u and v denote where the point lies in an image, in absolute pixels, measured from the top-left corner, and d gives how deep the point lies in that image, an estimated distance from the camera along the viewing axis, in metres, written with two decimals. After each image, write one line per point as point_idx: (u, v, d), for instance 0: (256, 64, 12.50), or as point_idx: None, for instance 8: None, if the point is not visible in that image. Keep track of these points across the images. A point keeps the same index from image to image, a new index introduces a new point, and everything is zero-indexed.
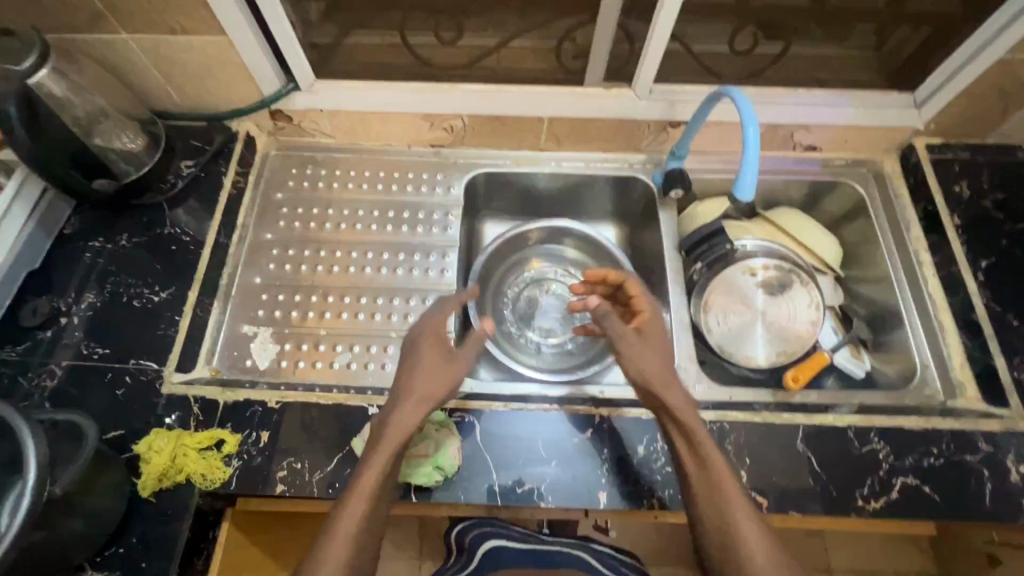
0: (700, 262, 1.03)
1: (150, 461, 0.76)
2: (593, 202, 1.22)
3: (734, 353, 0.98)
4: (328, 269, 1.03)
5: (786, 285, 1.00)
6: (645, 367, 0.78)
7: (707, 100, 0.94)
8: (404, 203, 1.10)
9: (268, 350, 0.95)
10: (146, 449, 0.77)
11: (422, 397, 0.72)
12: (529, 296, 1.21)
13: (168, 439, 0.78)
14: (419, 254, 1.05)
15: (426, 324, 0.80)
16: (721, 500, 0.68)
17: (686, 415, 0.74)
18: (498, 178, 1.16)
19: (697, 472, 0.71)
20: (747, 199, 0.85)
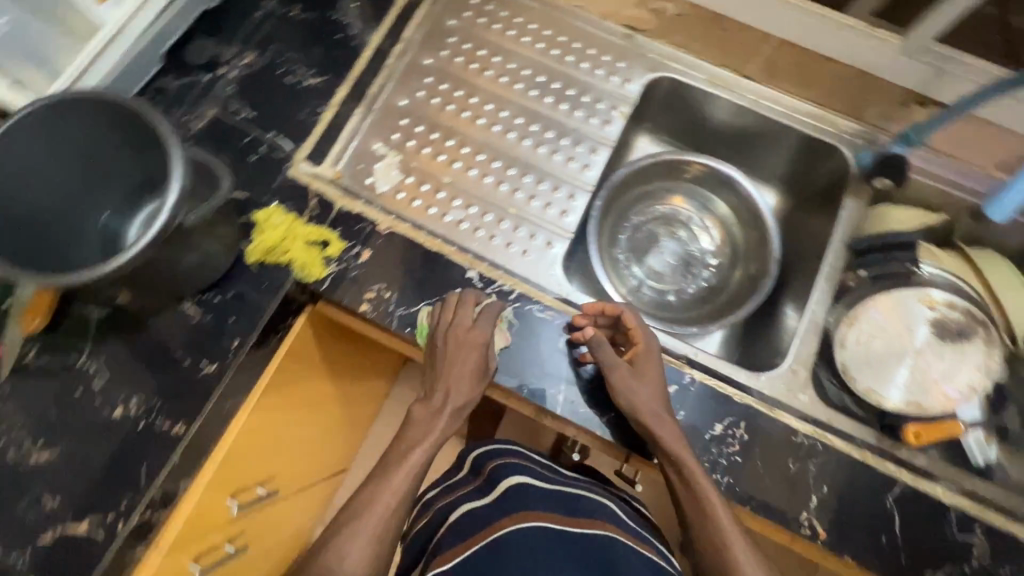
0: (864, 271, 0.90)
1: (265, 233, 0.79)
2: (770, 158, 1.05)
3: (855, 380, 0.84)
4: (472, 118, 0.96)
5: (965, 336, 0.84)
6: (638, 400, 0.73)
7: (1012, 78, 0.73)
8: (573, 79, 0.98)
9: (390, 177, 0.91)
10: (263, 220, 0.80)
11: (457, 405, 0.75)
12: (652, 231, 1.12)
13: (284, 219, 0.81)
14: (568, 139, 0.96)
15: (456, 325, 0.75)
16: (709, 527, 0.66)
17: (676, 445, 0.71)
18: (684, 91, 1.01)
19: (683, 493, 0.70)
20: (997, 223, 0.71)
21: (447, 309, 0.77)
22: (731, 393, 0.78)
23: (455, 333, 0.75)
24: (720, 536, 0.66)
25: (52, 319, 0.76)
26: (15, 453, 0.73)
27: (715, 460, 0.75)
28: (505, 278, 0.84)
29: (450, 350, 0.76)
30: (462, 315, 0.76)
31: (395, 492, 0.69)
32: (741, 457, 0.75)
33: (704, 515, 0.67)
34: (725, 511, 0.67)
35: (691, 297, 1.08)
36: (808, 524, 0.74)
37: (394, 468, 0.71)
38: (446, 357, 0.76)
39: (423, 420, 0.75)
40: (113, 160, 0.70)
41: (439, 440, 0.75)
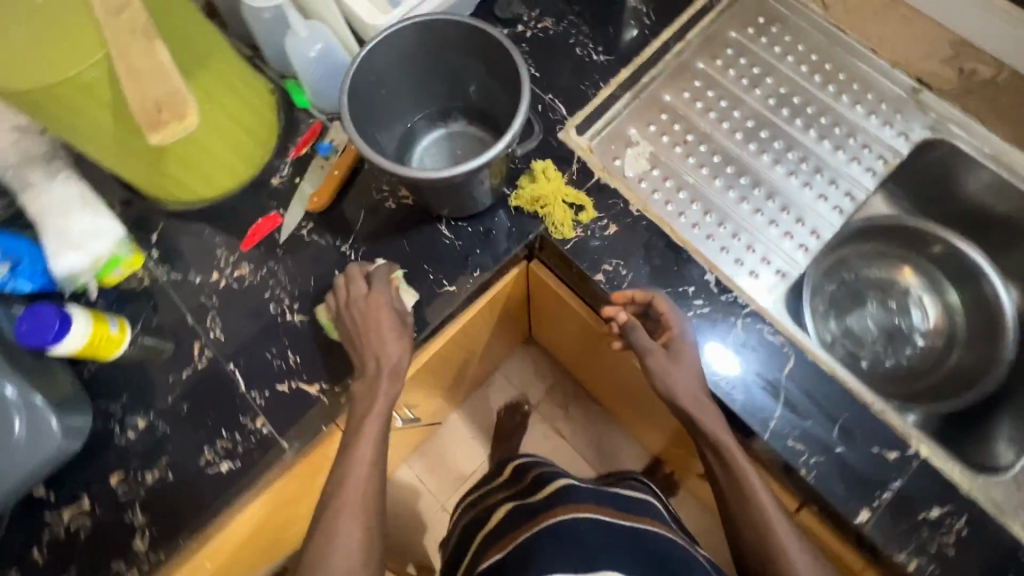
0: None
1: (537, 183, 0.84)
2: (1022, 255, 0.98)
3: None
4: (730, 130, 0.97)
5: None
6: (678, 386, 0.73)
7: None
8: (843, 119, 0.97)
9: (639, 164, 0.93)
10: (540, 171, 0.85)
11: (391, 365, 0.73)
12: (862, 291, 1.05)
13: (556, 177, 0.85)
14: (823, 176, 0.96)
15: (353, 295, 0.75)
16: (754, 515, 0.69)
17: (719, 432, 0.72)
18: (958, 159, 0.95)
19: (727, 481, 0.71)
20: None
21: (354, 279, 0.77)
22: (956, 479, 0.73)
23: (363, 306, 0.75)
24: (768, 527, 0.68)
25: (330, 203, 0.86)
26: (276, 307, 0.83)
27: (926, 544, 0.70)
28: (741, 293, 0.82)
29: (363, 325, 0.74)
30: (362, 274, 0.77)
31: (370, 453, 0.71)
32: (954, 551, 0.70)
33: (747, 507, 0.69)
34: (767, 498, 0.70)
35: (884, 372, 1.00)
36: None
37: (357, 442, 0.71)
38: (368, 329, 0.74)
39: (365, 389, 0.73)
40: (454, 71, 0.81)
41: (389, 399, 0.73)
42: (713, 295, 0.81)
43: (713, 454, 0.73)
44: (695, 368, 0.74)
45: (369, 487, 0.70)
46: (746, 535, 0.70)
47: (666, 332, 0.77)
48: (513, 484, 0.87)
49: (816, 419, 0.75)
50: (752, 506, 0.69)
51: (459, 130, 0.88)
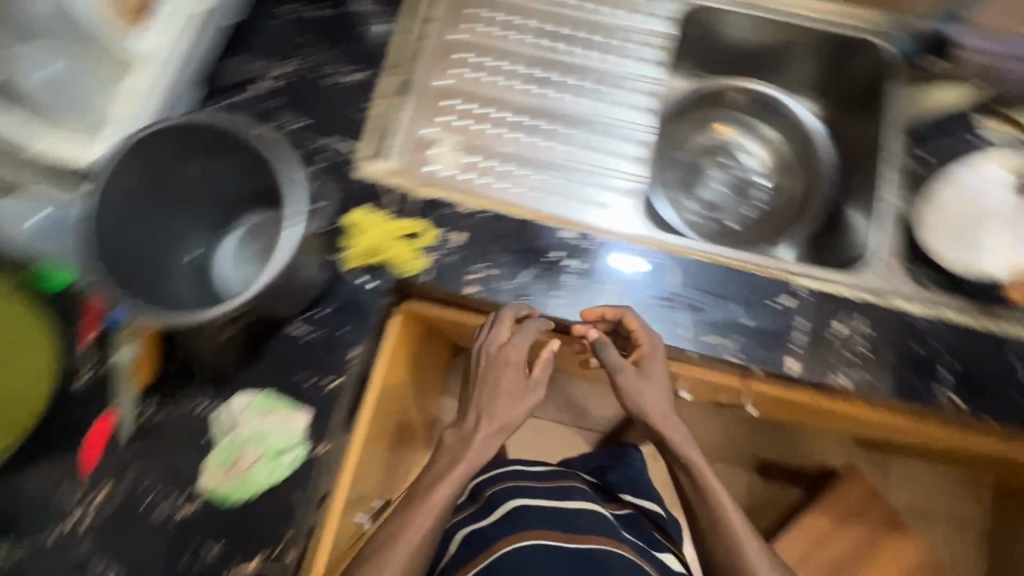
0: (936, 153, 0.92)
1: (361, 235, 0.78)
2: (798, 72, 1.09)
3: (945, 257, 0.83)
4: (514, 85, 0.95)
5: None
6: (646, 405, 0.73)
7: None
8: (605, 27, 1.01)
9: (451, 159, 0.89)
10: (356, 221, 0.78)
11: (495, 424, 0.71)
12: (699, 163, 1.11)
13: (375, 219, 0.79)
14: (616, 86, 0.99)
15: (488, 342, 0.74)
16: (720, 526, 0.72)
17: (689, 451, 0.73)
18: (707, 18, 1.04)
19: (695, 500, 0.73)
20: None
21: (504, 331, 0.74)
22: (839, 291, 0.80)
23: (504, 357, 0.73)
24: (731, 536, 0.71)
25: (157, 373, 0.74)
26: (163, 511, 0.71)
27: (848, 360, 0.77)
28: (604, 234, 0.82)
29: (497, 373, 0.73)
30: (526, 344, 0.73)
31: (433, 514, 0.69)
32: (871, 352, 0.77)
33: (715, 521, 0.72)
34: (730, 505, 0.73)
35: (750, 223, 1.08)
36: (943, 398, 0.76)
37: (396, 537, 0.68)
38: (497, 380, 0.73)
39: (454, 445, 0.72)
40: (219, 178, 0.73)
41: (468, 470, 0.71)
42: (580, 248, 0.80)
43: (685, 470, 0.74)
44: (665, 396, 0.74)
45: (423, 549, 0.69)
46: (711, 546, 0.72)
47: (636, 346, 0.76)
48: (470, 503, 0.96)
49: (716, 306, 0.79)
50: (721, 525, 0.71)
51: (259, 222, 0.78)
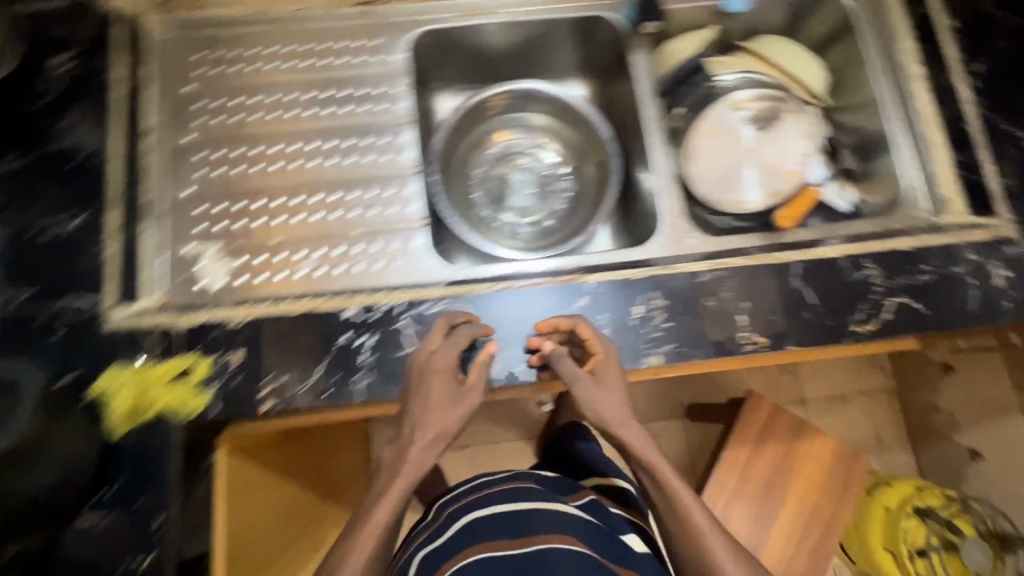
0: (683, 105, 1.00)
1: (119, 399, 0.71)
2: (557, 57, 1.10)
3: (721, 202, 0.91)
4: (266, 168, 0.90)
5: (772, 117, 0.96)
6: (600, 410, 0.75)
7: None
8: (343, 78, 0.94)
9: (220, 268, 0.84)
10: (109, 386, 0.71)
11: (430, 435, 0.69)
12: (499, 175, 1.14)
13: (132, 374, 0.72)
14: (370, 138, 0.92)
15: (424, 350, 0.73)
16: (684, 525, 0.74)
17: (644, 453, 0.75)
18: (446, 37, 1.01)
19: (661, 501, 0.76)
20: (735, 8, 1.01)
21: (434, 339, 0.74)
22: (629, 274, 0.81)
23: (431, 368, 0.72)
24: (692, 531, 0.74)
25: None
26: None
27: (653, 336, 0.79)
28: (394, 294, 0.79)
29: (432, 381, 0.72)
30: (454, 349, 0.72)
31: (375, 534, 0.66)
32: (672, 321, 0.79)
33: (677, 516, 0.74)
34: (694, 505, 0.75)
35: (565, 211, 1.12)
36: (748, 341, 0.79)
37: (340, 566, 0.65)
38: (429, 392, 0.71)
39: (391, 460, 0.70)
40: None
41: (407, 485, 0.69)
42: (368, 324, 0.76)
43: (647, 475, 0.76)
44: (625, 406, 0.75)
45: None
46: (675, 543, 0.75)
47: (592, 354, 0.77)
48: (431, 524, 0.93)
49: (518, 330, 0.80)
50: (684, 521, 0.74)
51: None
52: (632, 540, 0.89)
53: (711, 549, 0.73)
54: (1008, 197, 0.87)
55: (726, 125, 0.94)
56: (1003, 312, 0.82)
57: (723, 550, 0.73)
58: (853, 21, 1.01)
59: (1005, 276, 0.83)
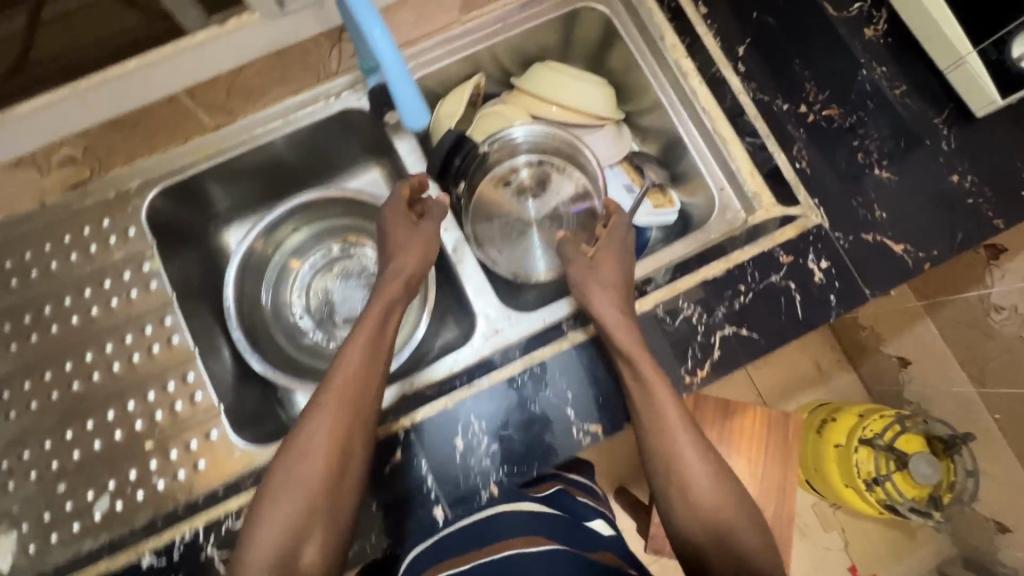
0: (462, 179, 0.88)
1: None
2: (334, 150, 0.98)
3: (528, 276, 0.88)
4: (22, 411, 0.79)
5: (545, 180, 0.90)
6: (592, 293, 0.75)
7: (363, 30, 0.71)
8: (81, 277, 0.83)
9: (5, 544, 0.74)
10: None
11: (387, 290, 0.75)
12: (321, 294, 1.05)
13: None
14: (130, 335, 0.81)
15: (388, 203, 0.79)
16: (660, 439, 0.69)
17: (631, 349, 0.71)
18: (188, 186, 0.88)
19: (641, 402, 0.71)
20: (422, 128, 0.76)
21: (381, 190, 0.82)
22: (443, 402, 0.74)
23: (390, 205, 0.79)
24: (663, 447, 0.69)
25: None
26: None
27: (482, 466, 0.72)
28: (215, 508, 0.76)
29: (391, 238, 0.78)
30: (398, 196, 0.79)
31: (338, 405, 0.67)
32: (496, 443, 0.73)
33: (656, 420, 0.69)
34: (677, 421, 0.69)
35: None
36: (584, 434, 0.73)
37: (304, 438, 0.65)
38: (387, 256, 0.78)
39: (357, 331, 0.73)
40: None
41: (364, 357, 0.70)
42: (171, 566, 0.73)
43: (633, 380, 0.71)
44: (611, 283, 0.75)
45: (343, 447, 0.66)
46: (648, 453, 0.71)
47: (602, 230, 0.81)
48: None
49: None
50: (661, 424, 0.69)
51: None
52: (597, 525, 0.79)
53: (680, 454, 0.69)
54: (806, 180, 0.82)
55: (499, 195, 0.90)
56: (832, 307, 0.77)
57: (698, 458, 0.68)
58: (612, 26, 0.94)
59: (824, 268, 0.78)
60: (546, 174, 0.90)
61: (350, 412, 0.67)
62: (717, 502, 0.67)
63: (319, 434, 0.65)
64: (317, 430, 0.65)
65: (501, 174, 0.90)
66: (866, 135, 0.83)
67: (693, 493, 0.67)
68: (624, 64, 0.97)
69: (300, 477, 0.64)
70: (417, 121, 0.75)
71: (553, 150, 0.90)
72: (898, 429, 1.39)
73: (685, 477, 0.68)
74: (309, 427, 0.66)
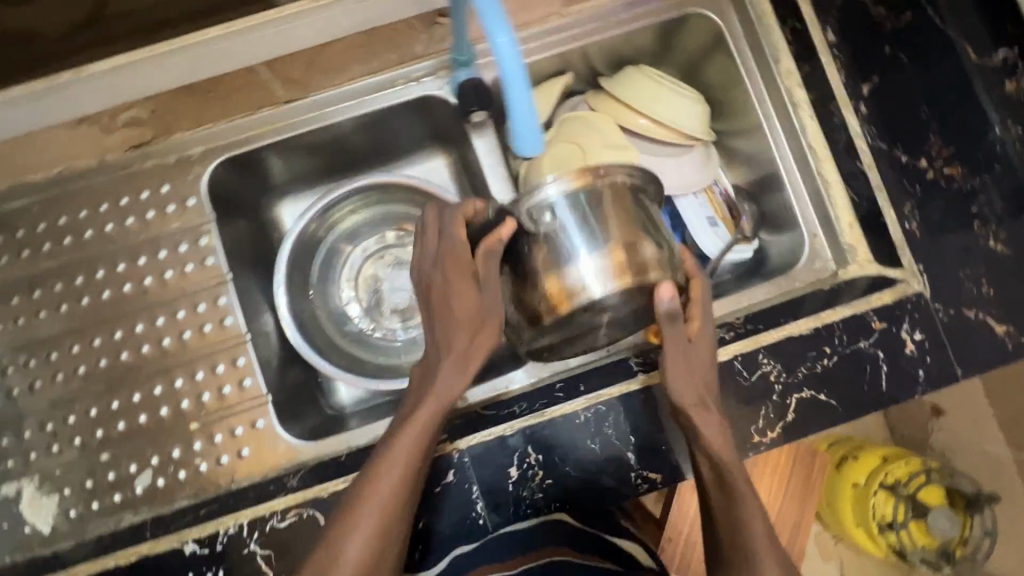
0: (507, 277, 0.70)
1: None
2: (397, 134, 0.93)
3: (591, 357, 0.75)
4: (72, 374, 0.77)
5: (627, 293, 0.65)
6: (679, 386, 0.67)
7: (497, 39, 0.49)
8: (137, 244, 0.80)
9: (44, 506, 0.74)
10: None
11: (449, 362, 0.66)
12: (371, 280, 1.01)
13: None
14: (183, 310, 0.79)
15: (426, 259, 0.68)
16: (731, 530, 0.64)
17: (721, 448, 0.65)
18: (252, 158, 0.83)
19: (715, 492, 0.66)
20: (531, 153, 0.56)
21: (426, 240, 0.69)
22: (501, 430, 0.71)
23: (445, 257, 0.67)
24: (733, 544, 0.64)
25: None
26: None
27: (533, 499, 0.70)
28: (215, 521, 0.69)
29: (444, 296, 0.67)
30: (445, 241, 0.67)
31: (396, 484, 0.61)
32: (551, 478, 0.70)
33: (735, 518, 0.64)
34: (751, 519, 0.64)
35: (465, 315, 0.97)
36: (642, 480, 0.71)
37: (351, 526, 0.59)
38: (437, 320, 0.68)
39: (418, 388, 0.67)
40: None
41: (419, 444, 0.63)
42: (211, 556, 0.68)
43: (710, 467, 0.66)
44: (698, 360, 0.68)
45: (376, 565, 0.58)
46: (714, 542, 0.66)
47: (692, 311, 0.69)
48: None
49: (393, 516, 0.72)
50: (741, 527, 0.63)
51: None
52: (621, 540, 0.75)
53: (754, 553, 0.62)
54: (914, 241, 0.76)
55: (573, 299, 0.65)
56: (919, 383, 0.73)
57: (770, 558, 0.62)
58: (722, 39, 0.86)
59: (918, 339, 0.74)
60: (615, 253, 0.65)
61: (398, 502, 0.60)
62: None
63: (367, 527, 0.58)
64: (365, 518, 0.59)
65: (565, 283, 0.65)
66: (987, 201, 0.76)
67: None
68: (724, 81, 0.90)
69: None
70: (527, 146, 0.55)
71: (611, 211, 0.66)
72: (923, 480, 1.16)
73: None
74: (355, 515, 0.59)
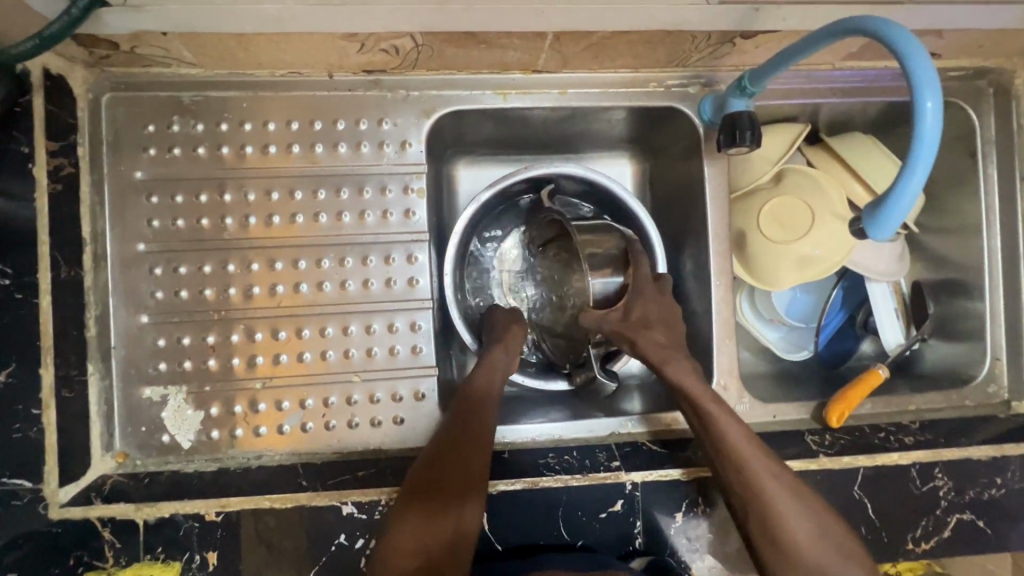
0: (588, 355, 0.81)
1: None
2: (604, 134, 0.87)
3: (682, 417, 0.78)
4: (244, 291, 0.72)
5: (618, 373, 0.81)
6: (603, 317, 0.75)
7: (920, 103, 0.48)
8: (341, 175, 0.73)
9: (189, 420, 0.71)
10: None
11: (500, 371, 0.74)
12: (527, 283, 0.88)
13: None
14: (375, 257, 0.74)
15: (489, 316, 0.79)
16: (788, 550, 0.62)
17: (690, 387, 0.70)
18: (475, 117, 0.77)
19: (699, 425, 0.69)
20: (883, 239, 0.53)
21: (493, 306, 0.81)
22: (679, 474, 0.70)
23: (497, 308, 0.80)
24: (797, 559, 0.62)
25: None
26: None
27: (690, 548, 0.70)
28: (376, 488, 0.66)
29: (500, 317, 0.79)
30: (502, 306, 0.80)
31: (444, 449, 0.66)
32: (712, 532, 0.70)
33: (725, 444, 0.67)
34: (803, 533, 0.62)
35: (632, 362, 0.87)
36: None
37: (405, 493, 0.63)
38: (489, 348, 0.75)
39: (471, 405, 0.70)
40: None
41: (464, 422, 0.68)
42: (368, 523, 0.64)
43: (741, 480, 0.65)
44: (693, 375, 0.71)
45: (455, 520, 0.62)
46: (771, 568, 0.62)
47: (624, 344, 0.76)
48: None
49: (519, 538, 0.68)
50: (739, 457, 0.66)
51: None
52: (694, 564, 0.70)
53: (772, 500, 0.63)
54: None
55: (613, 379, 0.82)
56: None
57: (832, 555, 0.62)
58: (973, 140, 0.83)
59: None
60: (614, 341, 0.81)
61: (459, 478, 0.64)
62: (813, 540, 0.62)
63: (414, 510, 0.62)
64: (417, 488, 0.64)
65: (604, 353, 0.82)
66: None
67: (790, 534, 0.62)
68: (951, 179, 0.87)
69: (422, 527, 0.61)
70: (885, 230, 0.52)
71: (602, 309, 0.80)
72: None
73: (795, 538, 0.62)
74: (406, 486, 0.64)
